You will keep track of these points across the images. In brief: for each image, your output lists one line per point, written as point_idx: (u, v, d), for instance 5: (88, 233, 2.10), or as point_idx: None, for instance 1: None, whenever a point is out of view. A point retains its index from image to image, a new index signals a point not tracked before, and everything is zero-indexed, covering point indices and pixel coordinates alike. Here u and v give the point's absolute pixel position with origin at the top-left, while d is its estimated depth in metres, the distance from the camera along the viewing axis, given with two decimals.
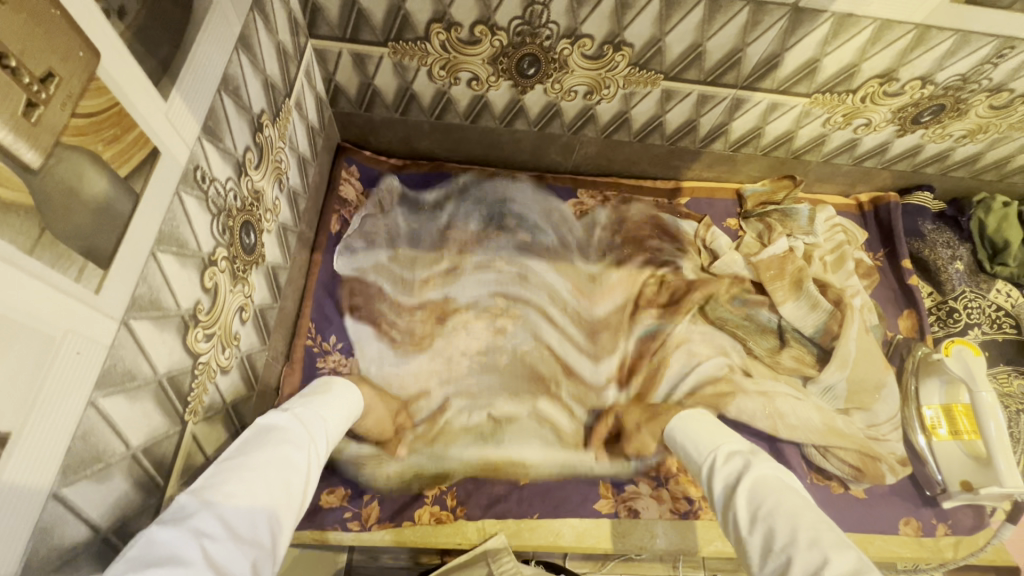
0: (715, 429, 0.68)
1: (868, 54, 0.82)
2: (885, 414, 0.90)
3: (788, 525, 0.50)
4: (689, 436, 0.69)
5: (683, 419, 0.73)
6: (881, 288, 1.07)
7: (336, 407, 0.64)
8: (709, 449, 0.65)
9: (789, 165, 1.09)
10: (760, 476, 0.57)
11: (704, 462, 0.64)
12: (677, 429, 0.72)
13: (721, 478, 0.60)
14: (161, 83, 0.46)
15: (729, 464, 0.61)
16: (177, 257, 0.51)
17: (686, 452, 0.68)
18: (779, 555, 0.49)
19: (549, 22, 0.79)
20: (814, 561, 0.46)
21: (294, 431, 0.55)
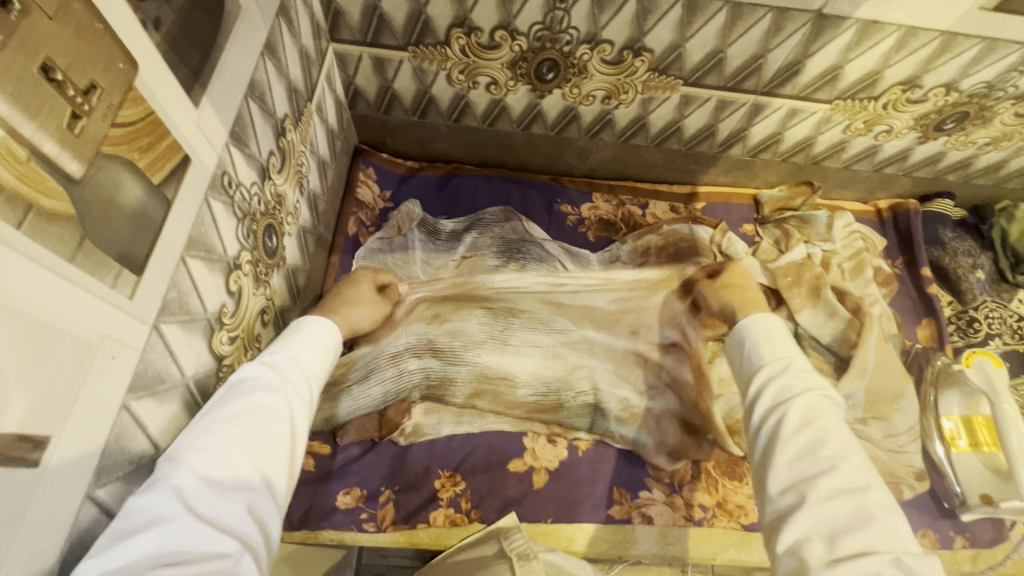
0: (782, 337, 0.64)
1: (892, 61, 0.81)
2: (904, 424, 0.89)
3: (838, 444, 0.52)
4: (764, 338, 0.64)
5: (761, 321, 0.66)
6: (900, 296, 1.06)
7: (313, 337, 0.59)
8: (782, 355, 0.62)
9: (807, 171, 1.08)
10: (825, 395, 0.56)
11: (770, 365, 0.61)
12: (750, 327, 0.67)
13: (781, 381, 0.58)
14: (193, 91, 0.47)
15: (800, 374, 0.59)
16: (205, 262, 0.52)
17: (747, 352, 0.65)
18: (822, 463, 0.51)
19: (570, 28, 0.79)
20: (856, 481, 0.50)
21: (265, 374, 0.51)
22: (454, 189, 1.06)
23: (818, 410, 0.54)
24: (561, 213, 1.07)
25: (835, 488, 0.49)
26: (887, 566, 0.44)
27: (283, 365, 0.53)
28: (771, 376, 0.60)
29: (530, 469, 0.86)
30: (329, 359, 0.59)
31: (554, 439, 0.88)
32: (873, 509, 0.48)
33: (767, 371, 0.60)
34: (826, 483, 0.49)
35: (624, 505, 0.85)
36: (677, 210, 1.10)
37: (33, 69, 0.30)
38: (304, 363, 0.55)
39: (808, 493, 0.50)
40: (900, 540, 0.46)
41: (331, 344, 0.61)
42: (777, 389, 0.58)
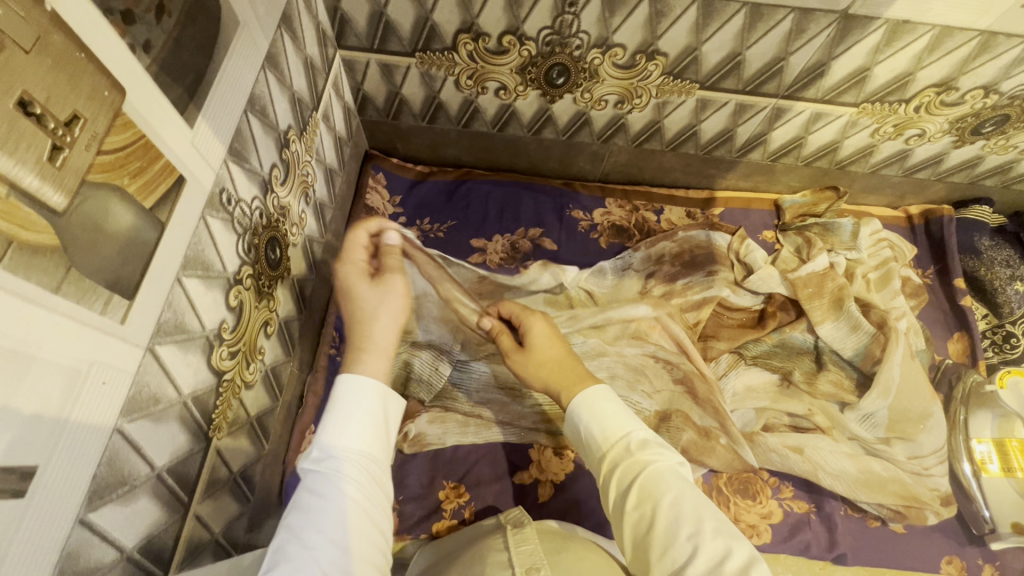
0: (619, 408, 0.59)
1: (925, 62, 0.77)
2: (930, 445, 0.85)
3: (692, 517, 0.47)
4: (595, 418, 0.58)
5: (586, 399, 0.60)
6: (931, 308, 1.00)
7: (363, 416, 0.55)
8: (618, 436, 0.56)
9: (832, 175, 1.03)
10: (672, 469, 0.52)
11: (616, 449, 0.55)
12: (579, 411, 0.60)
13: (628, 465, 0.53)
14: (188, 111, 0.46)
15: (643, 452, 0.54)
16: (203, 280, 0.52)
17: (583, 437, 0.59)
18: (684, 549, 0.45)
19: (579, 32, 0.77)
20: (717, 555, 0.44)
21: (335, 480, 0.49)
22: (464, 195, 1.04)
23: (663, 482, 0.50)
24: (573, 218, 1.04)
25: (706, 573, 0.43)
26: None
27: (342, 463, 0.51)
28: (619, 459, 0.54)
29: (536, 482, 0.85)
30: (385, 441, 0.57)
31: (560, 451, 0.86)
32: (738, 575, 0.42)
33: (611, 458, 0.55)
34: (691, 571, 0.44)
35: None
36: (693, 216, 1.06)
37: (10, 104, 0.30)
38: (368, 456, 0.53)
39: None
40: None
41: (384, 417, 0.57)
42: (622, 473, 0.53)
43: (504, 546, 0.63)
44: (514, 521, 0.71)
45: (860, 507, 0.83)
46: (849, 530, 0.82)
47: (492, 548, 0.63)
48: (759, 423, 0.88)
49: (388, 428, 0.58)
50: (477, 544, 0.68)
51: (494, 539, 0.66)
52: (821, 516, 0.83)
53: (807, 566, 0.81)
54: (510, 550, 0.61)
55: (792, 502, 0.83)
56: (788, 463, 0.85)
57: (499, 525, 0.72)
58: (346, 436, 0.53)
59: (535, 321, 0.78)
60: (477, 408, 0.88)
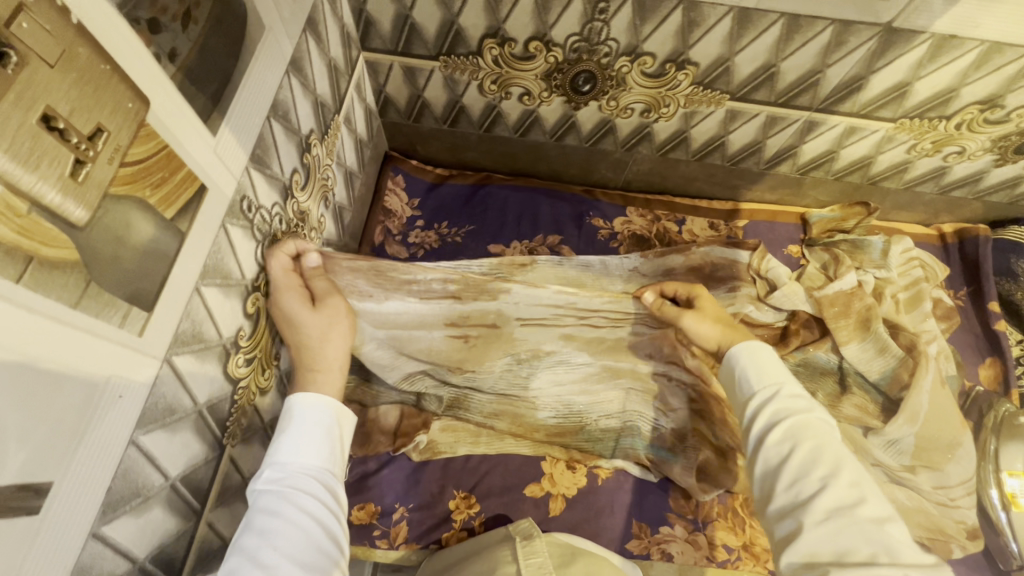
0: (780, 362, 0.58)
1: (970, 78, 0.73)
2: (958, 476, 0.82)
3: (832, 460, 0.46)
4: (754, 363, 0.58)
5: (749, 347, 0.60)
6: (962, 331, 0.97)
7: (313, 434, 0.52)
8: (772, 381, 0.55)
9: (862, 190, 1.00)
10: (821, 420, 0.50)
11: (764, 393, 0.55)
12: (738, 355, 0.60)
13: (774, 407, 0.52)
14: (211, 119, 0.46)
15: (792, 400, 0.53)
16: (221, 288, 0.51)
17: (736, 377, 0.59)
18: (814, 484, 0.45)
19: (608, 39, 0.75)
20: (849, 499, 0.43)
21: (285, 501, 0.46)
22: (483, 200, 1.03)
23: (814, 430, 0.49)
24: (592, 226, 1.02)
25: (832, 510, 0.43)
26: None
27: (293, 482, 0.48)
28: (767, 401, 0.54)
29: (547, 495, 0.83)
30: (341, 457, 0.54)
31: (573, 465, 0.85)
32: (872, 530, 0.41)
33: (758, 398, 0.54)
34: (819, 504, 0.44)
35: (644, 539, 0.81)
36: (716, 227, 1.03)
37: (33, 120, 0.29)
38: (322, 475, 0.49)
39: (804, 518, 0.44)
40: (912, 554, 0.40)
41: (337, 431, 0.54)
42: (770, 413, 0.52)
43: (513, 558, 0.64)
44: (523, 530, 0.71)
45: None
46: None
47: (498, 560, 0.64)
48: None
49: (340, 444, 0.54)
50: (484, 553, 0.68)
51: (501, 550, 0.67)
52: None
53: None
54: (519, 562, 0.63)
55: None
56: None
57: (507, 536, 0.71)
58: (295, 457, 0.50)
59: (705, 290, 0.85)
60: (489, 419, 0.86)
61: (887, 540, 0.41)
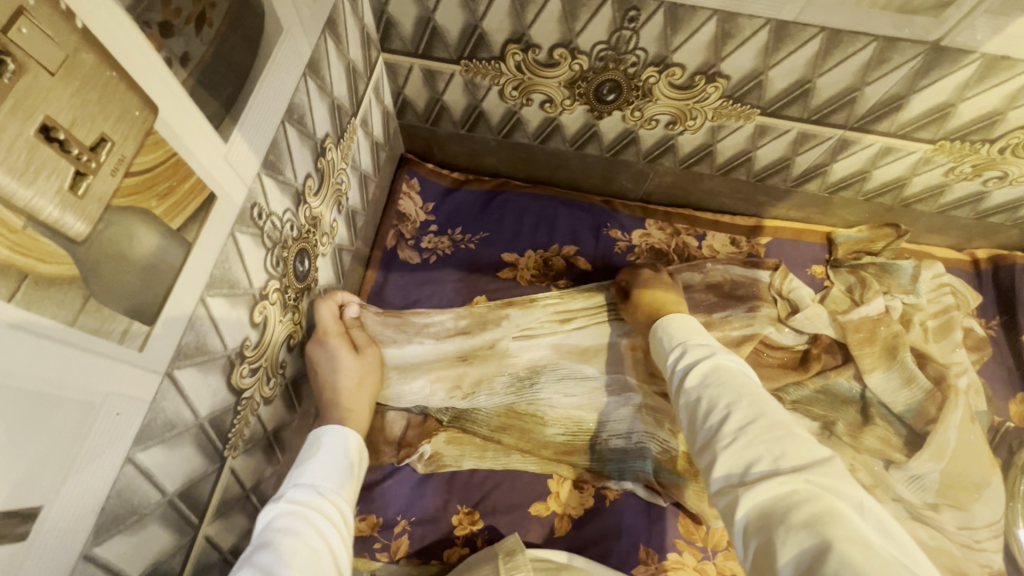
0: (694, 328, 0.67)
1: (1019, 102, 0.69)
2: (985, 517, 0.78)
3: (733, 390, 0.51)
4: (675, 332, 0.66)
5: (672, 319, 0.69)
6: (993, 364, 0.92)
7: (335, 462, 0.56)
8: (683, 342, 0.64)
9: (893, 212, 0.96)
10: (725, 359, 0.57)
11: (679, 353, 0.62)
12: (663, 324, 0.69)
13: (689, 360, 0.60)
14: (223, 125, 0.44)
15: (698, 350, 0.60)
16: (228, 298, 0.49)
17: (662, 345, 0.67)
18: (720, 412, 0.50)
19: (637, 49, 0.72)
20: (750, 416, 0.48)
21: (314, 515, 0.49)
22: (499, 206, 1.01)
23: (719, 369, 0.55)
24: (610, 238, 1.00)
25: (737, 429, 0.48)
26: (800, 483, 0.42)
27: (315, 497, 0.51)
28: (681, 358, 0.61)
29: (553, 514, 0.81)
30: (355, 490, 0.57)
31: (581, 485, 0.83)
32: (768, 434, 0.46)
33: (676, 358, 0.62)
34: (727, 423, 0.49)
35: (651, 565, 0.79)
36: (737, 244, 1.00)
37: (30, 130, 0.27)
38: (344, 501, 0.53)
39: (716, 445, 0.48)
40: (808, 455, 0.44)
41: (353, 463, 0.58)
42: (685, 367, 0.59)
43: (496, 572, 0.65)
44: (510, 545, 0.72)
45: None
46: None
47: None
48: None
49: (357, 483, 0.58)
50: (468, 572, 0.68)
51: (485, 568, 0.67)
52: None
53: None
54: None
55: None
56: None
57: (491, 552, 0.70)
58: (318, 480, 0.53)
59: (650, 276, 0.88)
60: (497, 433, 0.84)
61: (785, 442, 0.45)
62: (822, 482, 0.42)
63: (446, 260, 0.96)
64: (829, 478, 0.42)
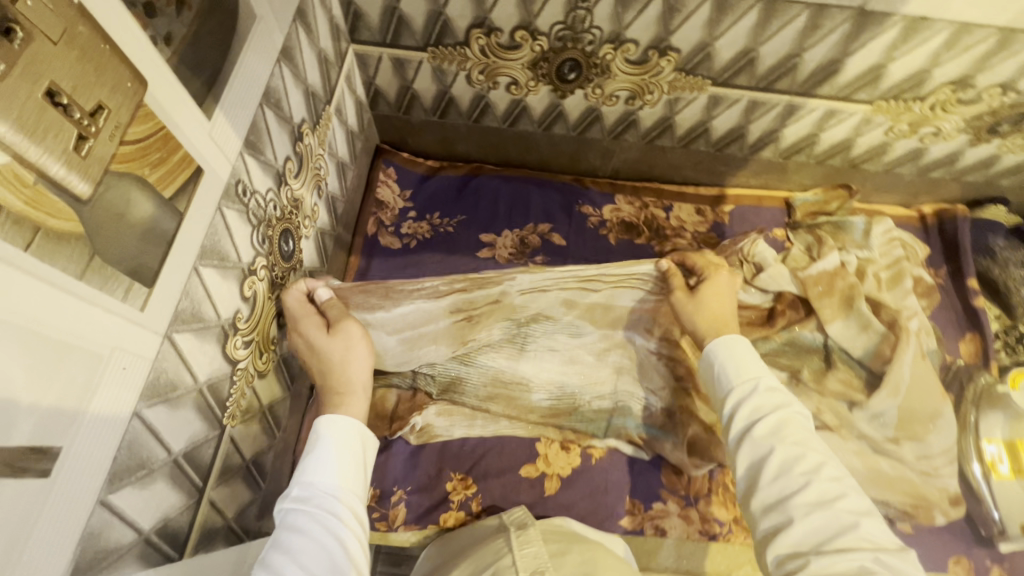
0: (754, 358, 0.62)
1: (941, 59, 0.76)
2: (940, 445, 0.84)
3: (813, 459, 0.51)
4: (733, 359, 0.62)
5: (730, 342, 0.64)
6: (942, 309, 0.99)
7: (334, 456, 0.53)
8: (748, 377, 0.60)
9: (843, 173, 1.03)
10: (796, 414, 0.55)
11: (743, 389, 0.59)
12: (719, 350, 0.64)
13: (756, 403, 0.57)
14: (205, 103, 0.47)
15: (769, 396, 0.57)
16: (218, 270, 0.53)
17: (716, 373, 0.63)
18: (798, 480, 0.50)
19: (592, 27, 0.77)
20: (830, 494, 0.49)
21: (312, 523, 0.48)
22: (474, 190, 1.05)
23: (793, 429, 0.54)
24: (582, 214, 1.04)
25: (814, 503, 0.49)
26: (870, 561, 0.45)
27: (312, 502, 0.50)
28: (745, 398, 0.58)
29: (542, 475, 0.85)
30: (364, 478, 0.55)
31: (567, 446, 0.87)
32: (851, 521, 0.47)
33: (739, 395, 0.58)
34: (804, 497, 0.49)
35: (637, 515, 0.84)
36: (703, 213, 1.06)
37: (38, 94, 0.31)
38: (350, 498, 0.51)
39: (791, 513, 0.49)
40: (879, 538, 0.47)
41: (354, 451, 0.55)
42: (750, 412, 0.57)
43: (509, 548, 0.62)
44: (517, 522, 0.70)
45: None
46: None
47: (496, 552, 0.63)
48: None
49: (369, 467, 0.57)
50: (481, 552, 0.65)
51: (498, 543, 0.65)
52: None
53: None
54: (514, 551, 0.61)
55: None
56: None
57: (503, 526, 0.71)
58: (318, 480, 0.51)
59: (721, 273, 0.83)
60: (484, 403, 0.88)
61: (860, 523, 0.47)
62: (892, 563, 0.45)
63: (426, 243, 1.00)
64: (903, 565, 0.45)
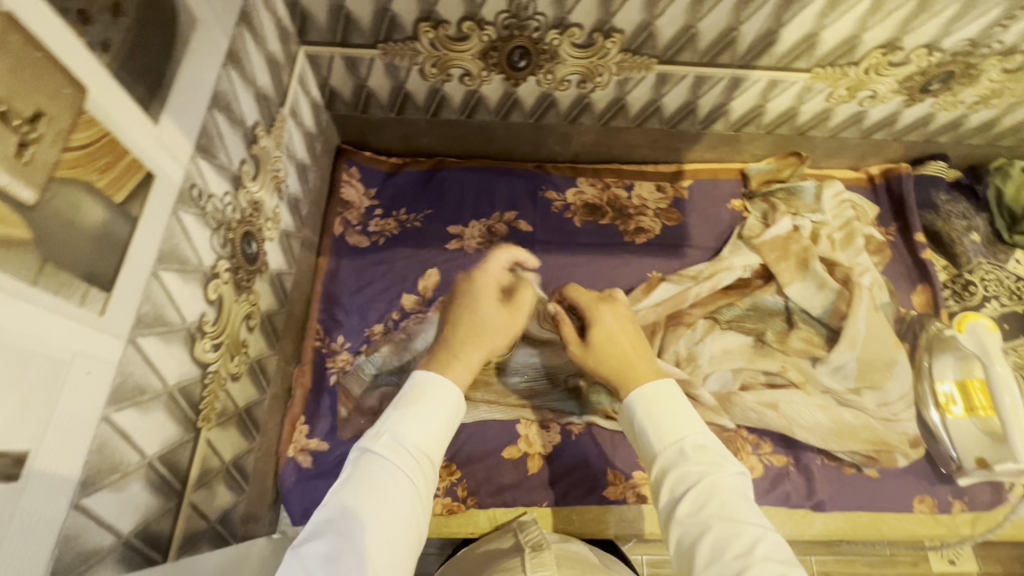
0: (679, 407, 0.60)
1: (869, 24, 0.80)
2: (897, 391, 0.88)
3: (748, 536, 0.49)
4: (652, 414, 0.60)
5: (646, 393, 0.62)
6: (894, 264, 1.04)
7: (424, 416, 0.58)
8: (671, 441, 0.57)
9: (793, 142, 1.07)
10: (721, 478, 0.53)
11: (669, 454, 0.57)
12: (637, 406, 0.61)
13: (680, 473, 0.55)
14: (151, 108, 0.48)
15: (693, 458, 0.55)
16: (180, 273, 0.53)
17: (638, 432, 0.61)
18: (732, 565, 0.47)
19: (536, 14, 0.79)
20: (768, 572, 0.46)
21: (393, 472, 0.53)
22: (438, 183, 1.06)
23: (716, 500, 0.51)
24: (546, 200, 1.06)
25: None
26: None
27: (396, 454, 0.54)
28: (671, 467, 0.56)
29: (525, 455, 0.88)
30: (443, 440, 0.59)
31: (547, 425, 0.89)
32: None
33: (664, 465, 0.56)
34: None
35: (619, 485, 0.87)
36: (663, 190, 1.09)
37: None
38: (426, 458, 0.56)
39: None
40: None
41: (446, 417, 0.59)
42: (677, 481, 0.55)
43: (521, 572, 0.60)
44: (532, 543, 0.65)
45: (837, 457, 0.88)
46: (826, 478, 0.88)
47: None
48: (736, 383, 0.90)
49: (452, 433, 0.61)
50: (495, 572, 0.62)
51: (511, 563, 0.62)
52: (799, 467, 0.88)
53: (790, 515, 0.87)
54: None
55: (771, 456, 0.88)
56: (765, 418, 0.88)
57: (518, 545, 0.68)
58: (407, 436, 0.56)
59: (606, 313, 0.81)
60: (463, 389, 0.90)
61: None
62: None
63: (393, 239, 1.01)
64: None
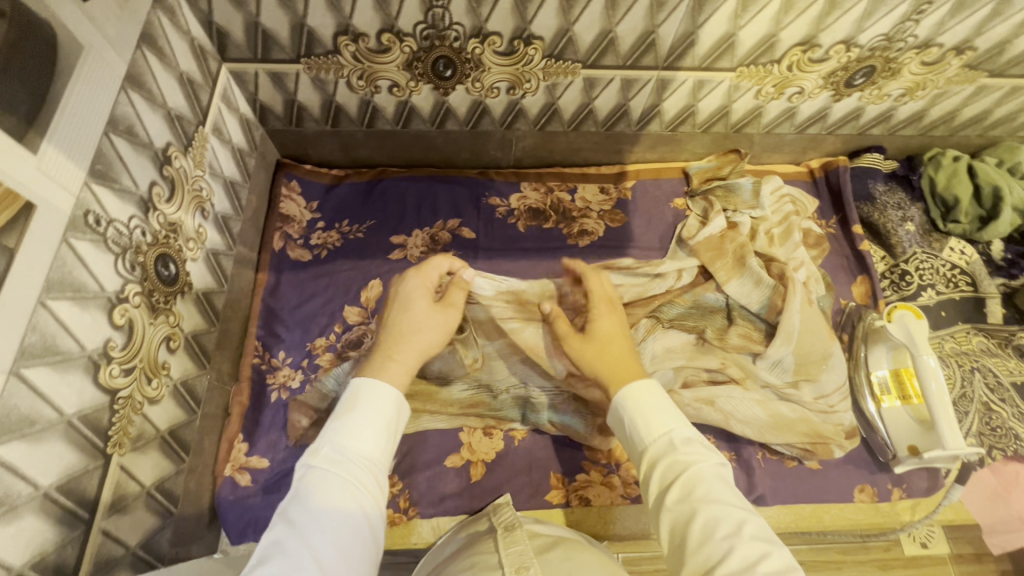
0: (666, 404, 0.61)
1: (783, 23, 0.81)
2: (833, 383, 0.89)
3: (735, 518, 0.50)
4: (639, 412, 0.59)
5: (632, 392, 0.61)
6: (834, 256, 1.05)
7: (367, 418, 0.57)
8: (661, 432, 0.58)
9: (731, 139, 1.08)
10: (712, 469, 0.54)
11: (657, 443, 0.57)
12: (625, 402, 0.61)
13: (668, 462, 0.55)
14: (28, 138, 0.48)
15: (685, 449, 0.56)
16: (75, 301, 0.53)
17: (626, 427, 0.60)
18: (720, 546, 0.48)
19: (453, 24, 0.79)
20: (753, 555, 0.47)
21: (337, 482, 0.52)
22: (380, 194, 1.06)
23: (704, 486, 0.52)
24: (489, 206, 1.07)
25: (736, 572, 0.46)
26: None
27: (343, 462, 0.54)
28: (661, 455, 0.56)
29: (468, 463, 0.88)
30: (392, 443, 0.59)
31: (490, 432, 0.89)
32: None
33: (653, 454, 0.57)
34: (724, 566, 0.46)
35: (562, 488, 0.87)
36: (607, 191, 1.09)
37: None
38: (376, 464, 0.56)
39: None
40: None
41: (391, 419, 0.59)
42: (667, 468, 0.55)
43: (494, 550, 0.59)
44: (506, 523, 0.65)
45: (776, 450, 0.90)
46: (768, 472, 0.89)
47: (480, 555, 0.59)
48: (678, 381, 0.90)
49: (399, 430, 0.61)
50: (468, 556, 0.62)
51: (484, 545, 0.62)
52: (740, 461, 0.89)
53: None
54: (500, 552, 0.58)
55: None
56: (702, 415, 0.89)
57: (491, 528, 0.68)
58: (350, 443, 0.55)
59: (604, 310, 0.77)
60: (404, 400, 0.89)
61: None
62: None
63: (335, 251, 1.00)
64: None
